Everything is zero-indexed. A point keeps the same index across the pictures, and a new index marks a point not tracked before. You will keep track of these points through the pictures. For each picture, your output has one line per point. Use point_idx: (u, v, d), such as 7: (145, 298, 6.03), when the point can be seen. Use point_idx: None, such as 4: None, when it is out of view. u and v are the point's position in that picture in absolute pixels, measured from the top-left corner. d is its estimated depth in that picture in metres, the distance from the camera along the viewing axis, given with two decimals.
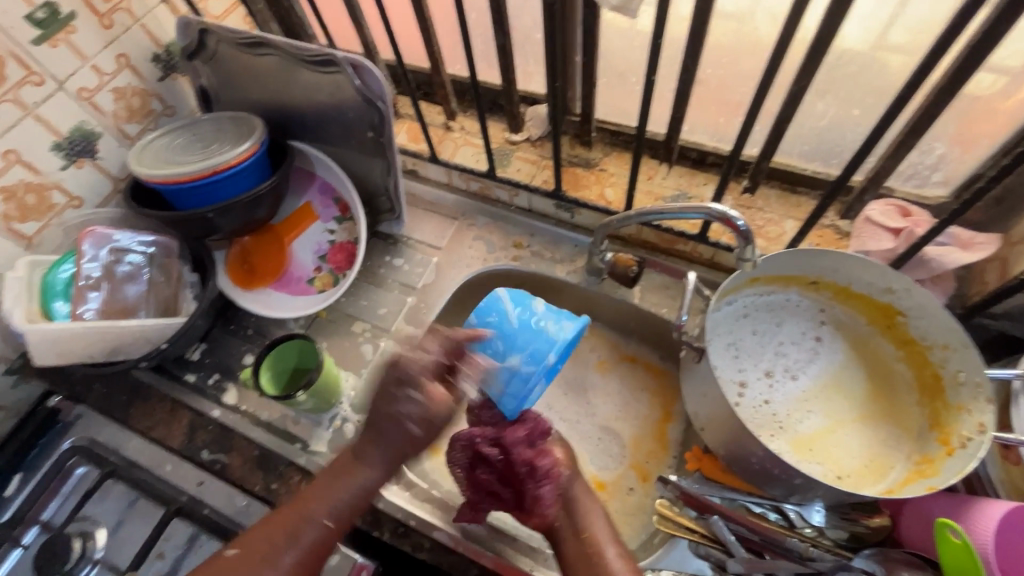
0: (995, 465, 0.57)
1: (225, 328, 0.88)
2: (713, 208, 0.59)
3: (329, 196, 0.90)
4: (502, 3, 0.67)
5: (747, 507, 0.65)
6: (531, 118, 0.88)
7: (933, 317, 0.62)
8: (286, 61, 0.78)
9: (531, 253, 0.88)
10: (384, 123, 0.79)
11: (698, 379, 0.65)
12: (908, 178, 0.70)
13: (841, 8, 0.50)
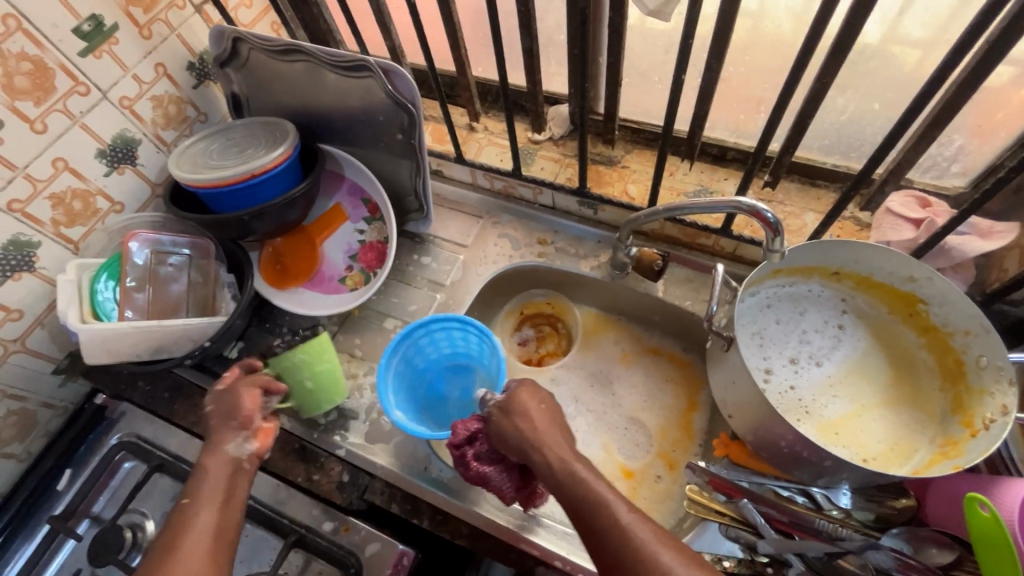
0: (1017, 445, 0.59)
1: (261, 326, 0.90)
2: (742, 201, 0.61)
3: (358, 198, 0.93)
4: (529, 7, 0.70)
5: (775, 490, 0.67)
6: (553, 118, 0.90)
7: (955, 304, 0.64)
8: (317, 67, 0.81)
9: (555, 250, 0.90)
10: (414, 125, 0.81)
11: (726, 368, 0.67)
12: (927, 170, 0.72)
13: (866, 7, 0.52)
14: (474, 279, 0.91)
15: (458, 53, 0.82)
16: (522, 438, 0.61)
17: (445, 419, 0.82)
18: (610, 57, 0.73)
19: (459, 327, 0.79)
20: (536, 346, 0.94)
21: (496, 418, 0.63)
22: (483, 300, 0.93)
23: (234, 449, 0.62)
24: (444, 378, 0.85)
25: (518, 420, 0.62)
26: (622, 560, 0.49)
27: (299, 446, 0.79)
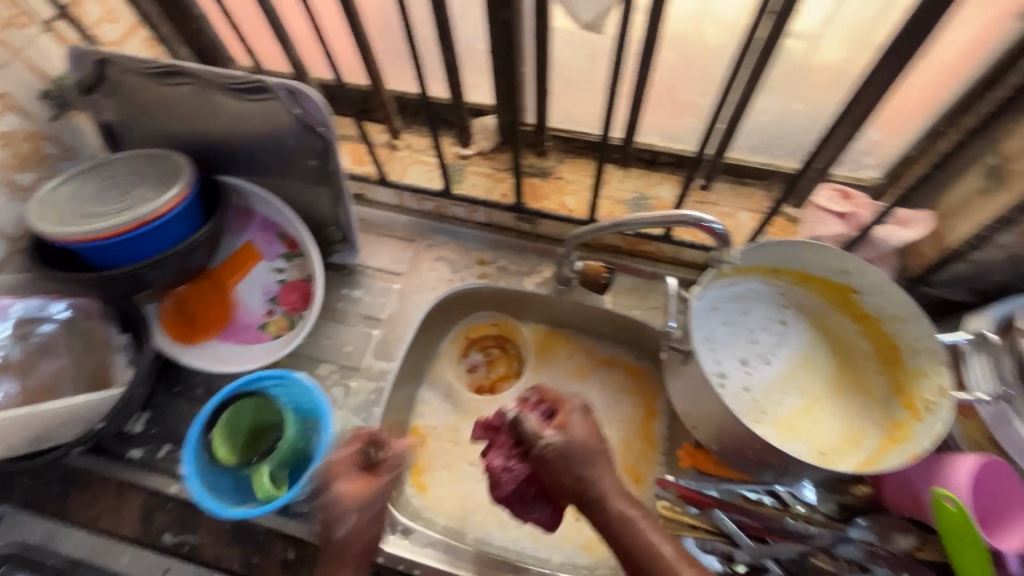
0: (953, 421, 0.63)
1: (168, 391, 0.78)
2: (686, 215, 0.60)
3: (272, 233, 0.83)
4: (446, 17, 0.64)
5: (743, 495, 0.66)
6: (479, 131, 0.85)
7: (886, 293, 0.66)
8: (207, 91, 0.70)
9: (497, 269, 0.86)
10: (328, 151, 0.73)
11: (686, 380, 0.66)
12: (845, 163, 0.75)
13: None
14: (413, 310, 0.84)
15: (371, 68, 0.75)
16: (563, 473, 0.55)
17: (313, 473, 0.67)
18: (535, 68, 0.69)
19: (271, 380, 0.68)
20: (486, 371, 0.88)
21: (554, 462, 0.55)
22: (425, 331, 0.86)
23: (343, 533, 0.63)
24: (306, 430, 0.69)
25: (563, 460, 0.55)
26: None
27: (230, 526, 0.68)
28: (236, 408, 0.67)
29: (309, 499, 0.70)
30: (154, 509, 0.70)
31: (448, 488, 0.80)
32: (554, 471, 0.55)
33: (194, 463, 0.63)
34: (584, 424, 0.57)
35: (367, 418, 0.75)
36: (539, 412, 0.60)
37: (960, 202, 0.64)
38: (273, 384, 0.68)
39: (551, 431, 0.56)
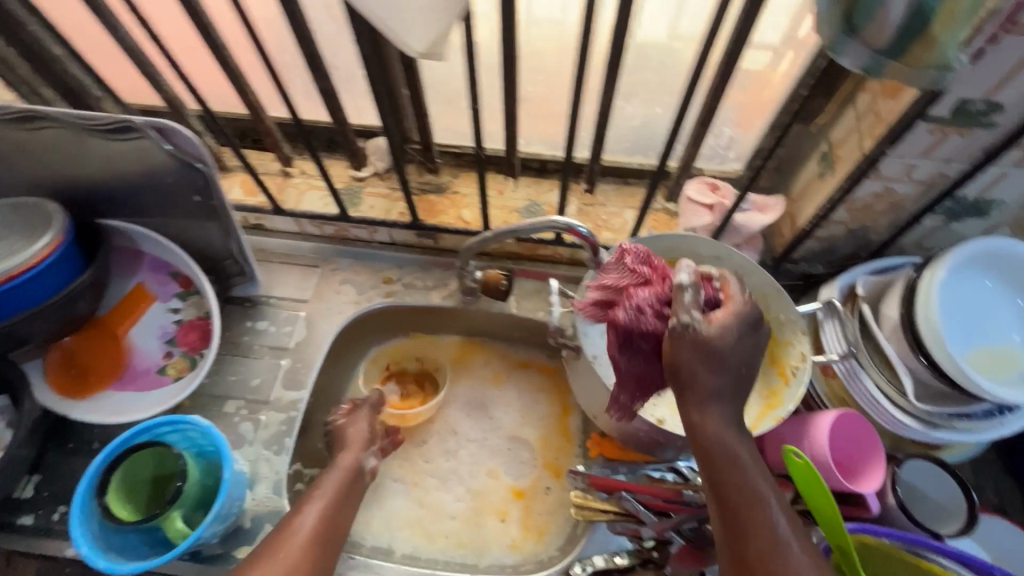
0: (820, 383, 0.69)
1: (61, 450, 0.74)
2: (558, 221, 0.66)
3: (164, 272, 0.80)
4: (313, 47, 0.65)
5: (648, 474, 0.71)
6: (372, 152, 0.86)
7: (752, 274, 0.71)
8: (70, 133, 0.68)
9: (403, 286, 0.87)
10: (211, 185, 0.72)
11: (581, 374, 0.69)
12: (711, 158, 0.81)
13: (621, 30, 0.57)
14: (322, 335, 0.84)
15: (249, 99, 0.75)
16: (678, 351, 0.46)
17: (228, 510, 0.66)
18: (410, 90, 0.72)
19: (168, 428, 0.65)
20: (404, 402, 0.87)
21: (686, 341, 0.46)
22: (336, 356, 0.86)
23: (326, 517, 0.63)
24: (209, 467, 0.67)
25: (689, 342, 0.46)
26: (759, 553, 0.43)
27: None
28: (129, 463, 0.63)
29: (221, 541, 0.68)
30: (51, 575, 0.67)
31: (372, 508, 0.80)
32: (675, 352, 0.47)
33: (87, 529, 0.58)
34: (734, 331, 0.47)
35: (279, 450, 0.74)
36: (704, 294, 0.49)
37: (804, 186, 0.72)
38: (170, 431, 0.65)
39: (718, 319, 0.47)
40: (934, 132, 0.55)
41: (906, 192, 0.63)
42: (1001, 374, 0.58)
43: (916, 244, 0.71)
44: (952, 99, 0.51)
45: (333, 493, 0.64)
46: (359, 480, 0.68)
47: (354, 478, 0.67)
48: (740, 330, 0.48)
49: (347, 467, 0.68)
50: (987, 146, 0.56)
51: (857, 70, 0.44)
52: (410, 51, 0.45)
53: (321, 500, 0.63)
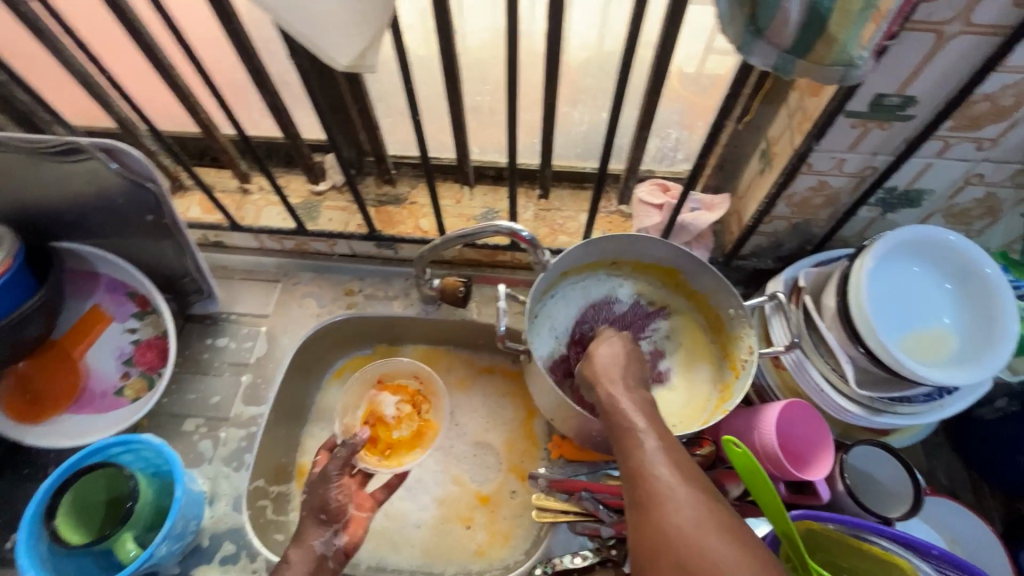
0: (771, 374, 0.70)
1: (16, 476, 0.73)
2: (502, 225, 0.67)
3: (121, 293, 0.80)
4: (259, 64, 0.66)
5: (608, 473, 0.73)
6: (329, 166, 0.87)
7: (701, 271, 0.73)
8: (15, 156, 0.68)
9: (364, 297, 0.88)
10: (162, 204, 0.72)
11: (535, 377, 0.70)
12: (661, 160, 0.84)
13: (553, 40, 0.59)
14: (284, 349, 0.84)
15: (200, 117, 0.75)
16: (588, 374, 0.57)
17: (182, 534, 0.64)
18: (359, 103, 0.73)
19: (119, 448, 0.65)
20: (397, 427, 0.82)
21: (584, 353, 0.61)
22: (299, 370, 0.86)
23: (318, 547, 0.63)
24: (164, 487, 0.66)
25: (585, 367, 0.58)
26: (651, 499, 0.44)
27: None
28: (78, 486, 0.62)
29: (178, 561, 0.67)
30: None
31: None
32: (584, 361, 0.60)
33: (34, 553, 0.58)
34: (617, 349, 0.58)
35: (239, 466, 0.74)
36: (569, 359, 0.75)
37: (748, 183, 0.74)
38: (122, 450, 0.65)
39: (608, 333, 0.61)
40: (856, 126, 0.58)
41: (839, 185, 0.66)
42: (932, 356, 0.59)
43: (857, 236, 0.74)
44: (868, 94, 0.54)
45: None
46: (321, 571, 0.62)
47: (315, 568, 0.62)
48: (620, 338, 0.60)
49: (306, 563, 0.62)
50: (907, 137, 0.58)
51: (769, 68, 0.46)
52: (337, 64, 0.46)
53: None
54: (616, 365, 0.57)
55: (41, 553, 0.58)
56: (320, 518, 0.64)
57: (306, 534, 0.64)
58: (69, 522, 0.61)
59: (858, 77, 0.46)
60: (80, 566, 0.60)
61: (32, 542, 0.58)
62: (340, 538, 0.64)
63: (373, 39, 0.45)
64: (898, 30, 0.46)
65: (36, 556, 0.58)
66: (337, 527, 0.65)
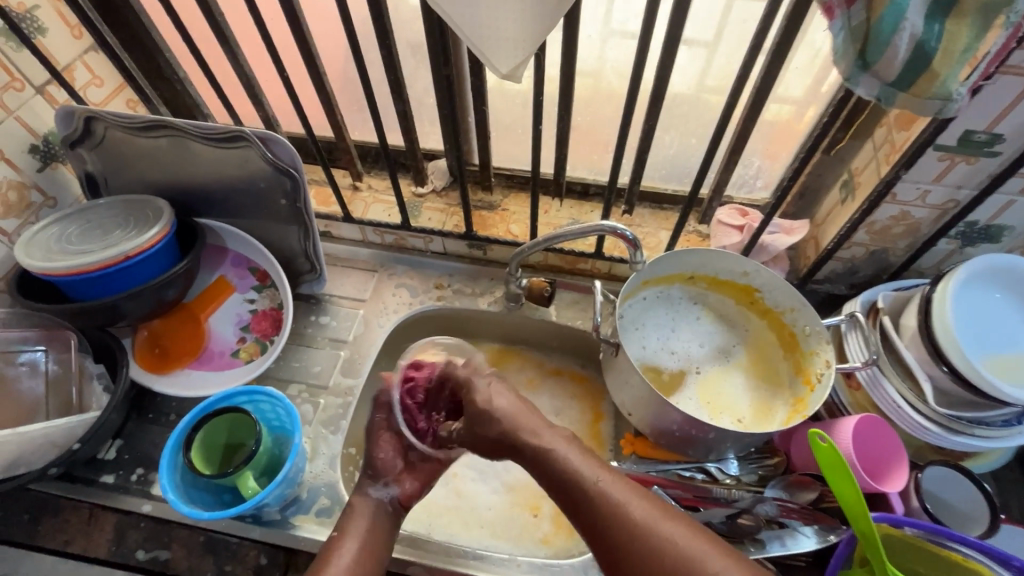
0: (844, 392, 0.73)
1: (142, 418, 0.82)
2: (604, 224, 0.73)
3: (244, 267, 0.90)
4: (399, 76, 0.77)
5: (679, 473, 0.75)
6: (433, 172, 0.96)
7: (780, 288, 0.77)
8: (185, 140, 0.79)
9: (453, 291, 0.95)
10: (298, 190, 0.82)
11: (619, 371, 0.75)
12: (740, 187, 0.90)
13: (665, 69, 0.67)
14: (378, 331, 0.91)
15: (335, 119, 0.86)
16: (490, 429, 0.66)
17: (291, 479, 0.72)
18: (476, 116, 0.83)
19: (243, 397, 0.74)
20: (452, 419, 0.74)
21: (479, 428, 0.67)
22: (389, 352, 0.93)
23: (377, 492, 0.70)
24: (276, 437, 0.74)
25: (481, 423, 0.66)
26: (606, 530, 0.54)
27: (204, 539, 0.72)
28: (209, 426, 0.70)
29: (280, 509, 0.74)
30: (126, 528, 0.73)
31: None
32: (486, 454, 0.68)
33: (171, 479, 0.66)
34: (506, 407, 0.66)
35: (336, 430, 0.81)
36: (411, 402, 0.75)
37: (828, 211, 0.79)
38: (246, 399, 0.74)
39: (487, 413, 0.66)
40: (943, 159, 0.63)
41: (921, 216, 0.70)
42: (1011, 379, 0.63)
43: (933, 267, 0.78)
44: (959, 129, 0.59)
45: (363, 537, 0.65)
46: (382, 514, 0.68)
47: (375, 513, 0.68)
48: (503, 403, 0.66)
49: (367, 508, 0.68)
50: (992, 173, 0.63)
51: (871, 98, 0.52)
52: (497, 72, 0.54)
53: (352, 540, 0.64)
54: (511, 413, 0.65)
55: (175, 481, 0.67)
56: (372, 472, 0.71)
57: (363, 486, 0.70)
58: (197, 458, 0.69)
59: (954, 110, 0.51)
60: (204, 497, 0.68)
61: (169, 472, 0.67)
62: (392, 488, 0.71)
63: (533, 54, 0.53)
64: (994, 71, 0.52)
65: (171, 484, 0.66)
66: (387, 479, 0.71)
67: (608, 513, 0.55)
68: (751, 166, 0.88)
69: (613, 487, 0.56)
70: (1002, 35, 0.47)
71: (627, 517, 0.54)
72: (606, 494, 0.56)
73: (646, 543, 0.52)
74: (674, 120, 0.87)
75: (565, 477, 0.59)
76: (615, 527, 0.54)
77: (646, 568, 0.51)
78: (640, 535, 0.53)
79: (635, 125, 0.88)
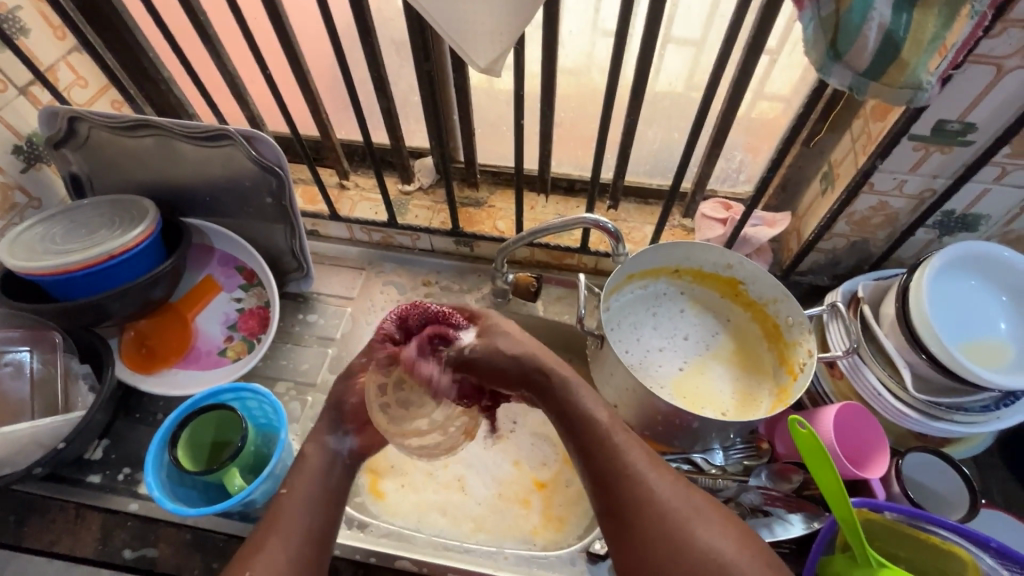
0: (826, 382, 0.74)
1: (128, 418, 0.82)
2: (587, 217, 0.73)
3: (231, 266, 0.90)
4: (383, 73, 0.77)
5: (664, 465, 0.75)
6: (419, 169, 0.96)
7: (762, 280, 0.78)
8: (169, 140, 0.78)
9: (440, 288, 0.96)
10: (284, 188, 0.81)
11: (603, 363, 0.75)
12: (723, 181, 0.91)
13: (643, 65, 0.68)
14: (365, 329, 0.92)
15: (321, 117, 0.86)
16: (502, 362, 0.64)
17: (277, 478, 0.71)
18: (461, 112, 0.83)
19: (229, 394, 0.74)
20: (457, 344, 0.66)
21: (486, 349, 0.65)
22: None
23: (335, 443, 0.67)
24: (264, 436, 0.74)
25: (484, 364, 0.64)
26: (595, 459, 0.57)
27: (191, 536, 0.71)
28: (195, 424, 0.71)
29: None
30: (112, 528, 0.73)
31: (390, 489, 0.84)
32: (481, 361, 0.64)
33: (155, 475, 0.66)
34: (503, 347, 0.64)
35: None
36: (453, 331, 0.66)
37: (809, 202, 0.80)
38: (232, 397, 0.73)
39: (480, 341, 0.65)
40: (919, 149, 0.64)
41: (899, 206, 0.71)
42: (987, 363, 0.64)
43: (913, 257, 0.79)
44: (932, 119, 0.60)
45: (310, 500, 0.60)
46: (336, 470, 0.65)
47: (329, 466, 0.65)
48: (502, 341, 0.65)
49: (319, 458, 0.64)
50: (966, 162, 0.64)
51: (844, 88, 0.53)
52: (475, 66, 0.55)
53: (301, 501, 0.60)
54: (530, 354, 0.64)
55: (162, 478, 0.67)
56: (334, 421, 0.68)
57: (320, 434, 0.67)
58: (180, 458, 0.68)
59: (926, 98, 0.52)
60: (189, 495, 0.68)
61: (156, 469, 0.67)
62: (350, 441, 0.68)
63: (511, 47, 0.53)
64: (962, 61, 0.53)
65: (158, 481, 0.66)
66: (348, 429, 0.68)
67: (598, 447, 0.57)
68: (734, 160, 0.90)
69: (641, 464, 0.55)
70: (969, 24, 0.48)
71: (616, 450, 0.56)
72: (627, 461, 0.55)
73: (637, 487, 0.54)
74: (659, 116, 0.87)
75: (602, 449, 0.56)
76: (606, 459, 0.56)
77: (620, 492, 0.54)
78: (625, 476, 0.54)
79: (620, 120, 0.88)
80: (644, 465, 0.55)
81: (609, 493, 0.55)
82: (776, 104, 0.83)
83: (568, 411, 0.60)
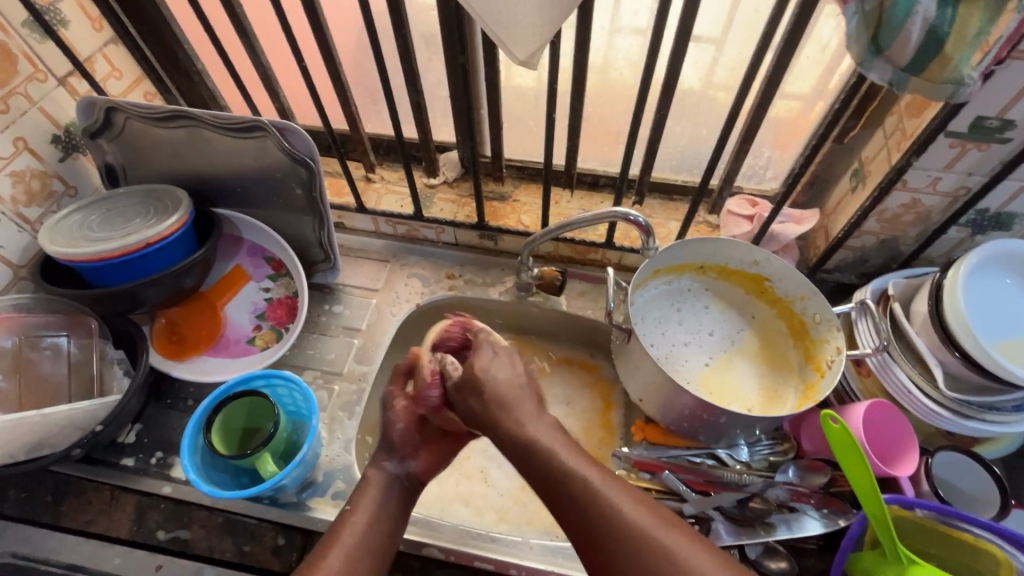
0: (854, 379, 0.74)
1: (159, 404, 0.83)
2: (617, 211, 0.73)
3: (260, 256, 0.92)
4: (414, 67, 0.77)
5: (688, 459, 0.76)
6: (445, 163, 0.97)
7: (789, 277, 0.78)
8: (202, 131, 0.79)
9: (464, 281, 0.96)
10: (314, 180, 0.82)
11: (629, 357, 0.75)
12: (750, 177, 0.91)
13: (676, 61, 0.68)
14: (390, 320, 0.93)
15: (350, 109, 0.87)
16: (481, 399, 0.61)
17: (307, 464, 0.72)
18: (490, 107, 0.84)
19: (261, 381, 0.76)
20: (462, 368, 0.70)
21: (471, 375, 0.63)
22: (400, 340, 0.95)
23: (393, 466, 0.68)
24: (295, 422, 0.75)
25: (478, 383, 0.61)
26: (581, 514, 0.53)
27: (222, 520, 0.73)
28: (227, 410, 0.72)
29: (297, 491, 0.76)
30: (146, 509, 0.74)
31: None
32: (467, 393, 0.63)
33: (190, 458, 0.67)
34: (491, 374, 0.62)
35: (351, 414, 0.83)
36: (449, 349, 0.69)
37: (838, 200, 0.79)
38: (264, 384, 0.75)
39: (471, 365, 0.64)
40: (954, 146, 0.63)
41: (932, 204, 0.71)
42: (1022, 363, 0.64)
43: (944, 255, 0.78)
44: (970, 115, 0.60)
45: (372, 513, 0.63)
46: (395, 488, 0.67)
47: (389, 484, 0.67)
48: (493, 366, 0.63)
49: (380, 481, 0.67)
50: (1004, 158, 0.63)
51: (883, 83, 0.53)
52: (514, 59, 0.55)
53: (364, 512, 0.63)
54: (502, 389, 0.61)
55: (194, 460, 0.68)
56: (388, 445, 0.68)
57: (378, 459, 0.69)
58: (215, 440, 0.70)
59: (967, 94, 0.52)
60: (221, 477, 0.70)
61: (188, 454, 0.68)
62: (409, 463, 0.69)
63: (548, 40, 0.54)
64: (1005, 56, 0.53)
65: (192, 463, 0.67)
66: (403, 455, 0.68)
67: (582, 501, 0.53)
68: (761, 157, 0.89)
69: (631, 514, 0.51)
70: (1015, 20, 0.47)
71: (600, 501, 0.52)
72: (612, 509, 0.51)
73: (631, 539, 0.50)
74: (687, 111, 0.87)
75: (587, 502, 0.52)
76: (593, 512, 0.52)
77: (612, 548, 0.50)
78: (614, 530, 0.51)
79: (647, 116, 0.88)
80: (636, 512, 0.51)
81: (603, 550, 0.51)
82: (806, 101, 0.83)
83: (544, 465, 0.56)
